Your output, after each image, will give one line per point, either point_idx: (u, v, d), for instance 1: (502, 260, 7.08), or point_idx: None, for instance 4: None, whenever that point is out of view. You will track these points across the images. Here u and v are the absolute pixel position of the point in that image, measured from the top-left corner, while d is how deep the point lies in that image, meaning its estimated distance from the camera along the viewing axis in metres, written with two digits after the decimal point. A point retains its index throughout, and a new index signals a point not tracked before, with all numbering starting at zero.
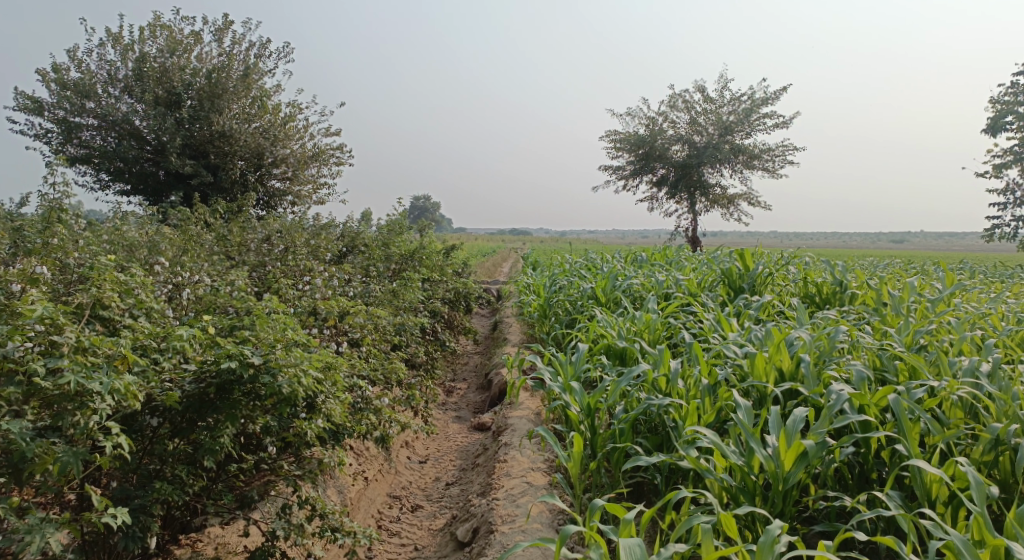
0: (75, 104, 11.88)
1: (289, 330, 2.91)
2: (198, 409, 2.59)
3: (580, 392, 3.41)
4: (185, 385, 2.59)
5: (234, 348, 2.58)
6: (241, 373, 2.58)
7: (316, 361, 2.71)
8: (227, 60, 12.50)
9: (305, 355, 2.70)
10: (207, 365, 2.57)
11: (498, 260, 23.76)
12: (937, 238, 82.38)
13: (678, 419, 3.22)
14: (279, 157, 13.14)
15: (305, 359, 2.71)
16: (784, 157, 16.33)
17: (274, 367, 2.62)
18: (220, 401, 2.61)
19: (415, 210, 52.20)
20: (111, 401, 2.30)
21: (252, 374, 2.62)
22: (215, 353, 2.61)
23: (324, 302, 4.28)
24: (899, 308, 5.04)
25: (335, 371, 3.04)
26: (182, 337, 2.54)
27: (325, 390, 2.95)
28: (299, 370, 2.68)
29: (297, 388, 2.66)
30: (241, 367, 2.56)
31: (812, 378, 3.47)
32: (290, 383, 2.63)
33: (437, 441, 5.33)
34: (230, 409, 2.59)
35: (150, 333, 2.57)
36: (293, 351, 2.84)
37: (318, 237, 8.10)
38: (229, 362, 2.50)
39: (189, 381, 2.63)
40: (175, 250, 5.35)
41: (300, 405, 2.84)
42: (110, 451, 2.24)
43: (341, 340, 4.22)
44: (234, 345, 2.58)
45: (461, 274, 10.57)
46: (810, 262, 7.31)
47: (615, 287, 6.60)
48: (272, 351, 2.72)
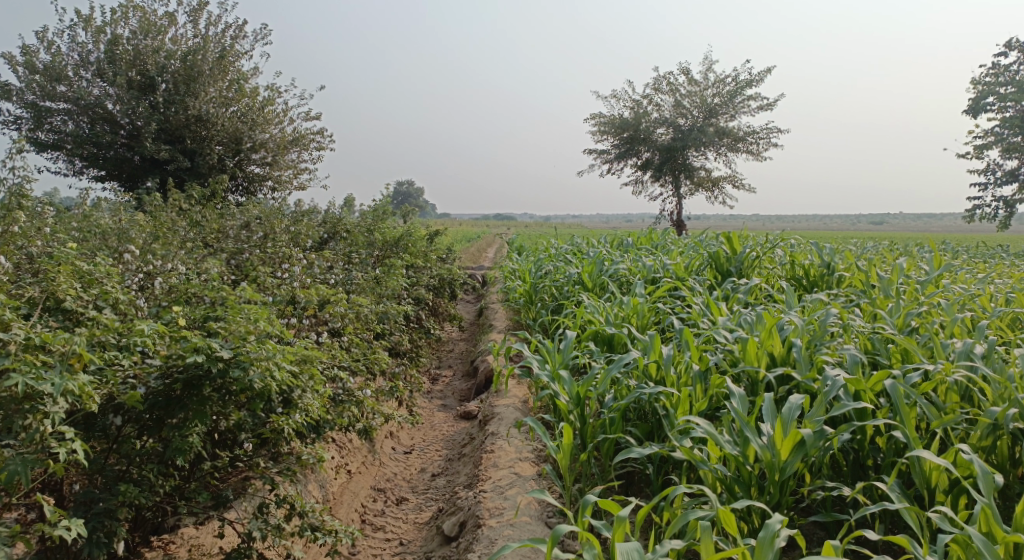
0: (45, 88, 11.55)
1: (262, 321, 2.77)
2: (165, 407, 2.46)
3: (568, 381, 3.32)
4: (150, 381, 2.46)
5: (201, 342, 2.43)
6: (210, 367, 2.44)
7: (290, 354, 2.58)
8: (203, 42, 12.19)
9: (279, 347, 2.56)
10: (173, 360, 2.43)
11: (483, 246, 23.62)
12: (917, 220, 83.21)
13: (669, 407, 3.14)
14: (258, 141, 12.88)
15: (278, 352, 2.58)
16: (769, 139, 16.28)
17: (244, 360, 2.48)
18: (189, 397, 2.47)
19: (398, 196, 51.81)
20: (65, 404, 2.13)
21: (221, 369, 2.49)
22: (180, 347, 2.47)
23: (303, 290, 4.15)
24: (889, 290, 4.98)
25: (312, 364, 2.91)
26: (144, 331, 2.40)
27: (302, 385, 2.83)
28: (272, 363, 2.55)
29: (270, 383, 2.53)
30: (209, 361, 2.42)
31: (805, 363, 3.40)
32: (263, 377, 2.50)
33: (422, 431, 5.24)
34: (198, 406, 2.45)
35: (108, 328, 2.42)
36: (266, 342, 2.71)
37: (298, 223, 7.93)
38: (195, 357, 2.36)
39: (156, 377, 2.49)
40: (148, 237, 5.18)
41: (276, 400, 2.71)
42: (64, 457, 2.08)
43: (320, 329, 4.09)
44: (202, 339, 2.44)
45: (445, 260, 10.44)
46: (798, 245, 7.26)
47: (602, 272, 6.51)
48: (243, 344, 2.59)
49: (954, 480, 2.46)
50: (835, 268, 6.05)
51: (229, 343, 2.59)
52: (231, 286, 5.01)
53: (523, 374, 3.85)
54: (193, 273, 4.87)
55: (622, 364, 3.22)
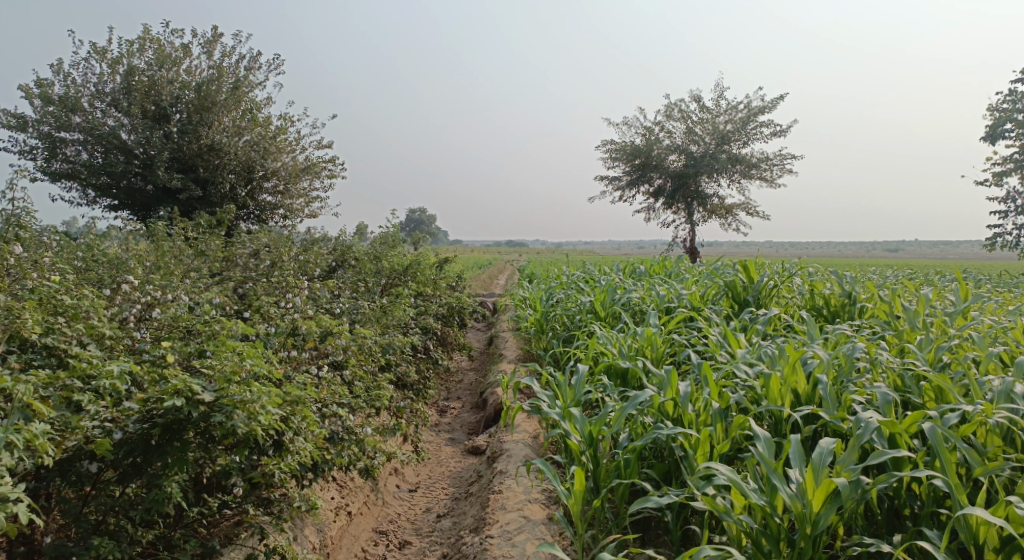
0: (60, 118, 11.63)
1: (250, 360, 2.63)
2: (143, 454, 2.35)
3: (581, 420, 3.15)
4: (127, 425, 2.36)
5: (182, 384, 2.32)
6: (190, 411, 2.33)
7: (278, 396, 2.46)
8: (216, 72, 12.29)
9: (266, 389, 2.44)
10: (150, 404, 2.32)
11: (495, 273, 23.48)
12: (933, 246, 82.43)
13: (689, 449, 2.97)
14: (270, 170, 12.89)
15: (265, 394, 2.46)
16: (783, 166, 16.12)
17: (227, 404, 2.37)
18: (167, 443, 2.36)
19: (411, 223, 51.93)
20: (16, 457, 2.01)
21: (202, 413, 2.36)
22: (159, 390, 2.34)
23: (305, 322, 4.02)
24: (914, 321, 4.78)
25: (304, 405, 2.76)
26: (113, 373, 2.31)
27: (295, 427, 2.69)
28: (259, 406, 2.42)
29: (255, 429, 2.39)
30: (189, 405, 2.31)
31: (832, 402, 3.21)
32: (247, 421, 2.37)
33: (429, 467, 5.05)
34: (177, 452, 2.33)
35: (77, 370, 2.32)
36: (254, 383, 2.58)
37: (307, 252, 7.83)
38: (174, 400, 2.25)
39: (134, 421, 2.39)
40: (152, 268, 5.09)
41: (265, 442, 2.57)
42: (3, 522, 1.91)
43: (321, 363, 3.95)
44: (182, 381, 2.33)
45: (456, 288, 10.30)
46: (817, 273, 7.07)
47: (615, 301, 6.34)
48: (228, 385, 2.47)
49: (1005, 536, 2.27)
50: (857, 298, 5.84)
51: (214, 383, 2.47)
52: (233, 317, 4.90)
53: (533, 410, 3.68)
54: (195, 304, 4.77)
55: (639, 403, 3.05)
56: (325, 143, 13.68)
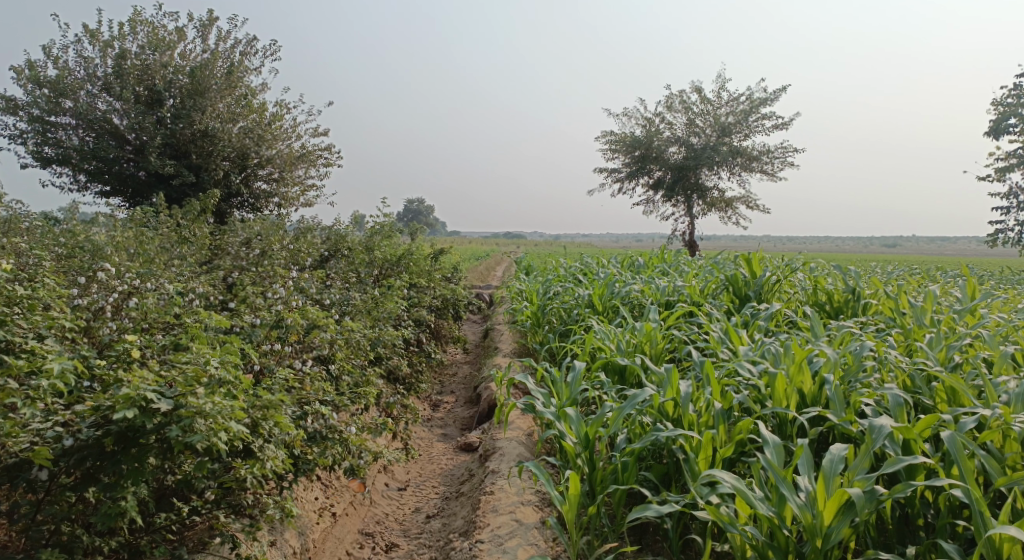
0: (50, 102, 11.40)
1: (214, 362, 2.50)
2: (97, 463, 2.26)
3: (577, 421, 3.00)
4: (79, 432, 2.25)
5: (135, 393, 2.21)
6: (144, 422, 2.21)
7: (241, 407, 2.34)
8: (211, 57, 12.06)
9: (226, 400, 2.32)
10: (103, 411, 2.22)
11: (491, 265, 23.28)
12: (931, 242, 82.38)
13: (690, 451, 2.82)
14: (265, 157, 12.69)
15: (225, 406, 2.34)
16: (784, 159, 15.94)
17: (185, 415, 2.25)
18: (122, 451, 2.26)
19: (409, 213, 51.63)
20: None
21: (158, 423, 2.26)
22: (111, 398, 2.22)
23: (291, 313, 3.86)
24: (922, 319, 4.63)
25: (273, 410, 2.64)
26: (53, 371, 2.22)
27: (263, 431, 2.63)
28: (219, 419, 2.31)
29: (216, 442, 2.28)
30: (143, 416, 2.20)
31: (841, 403, 3.07)
32: (205, 435, 2.26)
33: (420, 464, 4.90)
34: (133, 462, 2.24)
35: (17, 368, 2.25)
36: (220, 390, 2.46)
37: (299, 240, 7.65)
38: (125, 411, 2.14)
39: (87, 426, 2.28)
40: (136, 257, 4.93)
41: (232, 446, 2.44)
42: None
43: (307, 357, 3.79)
44: (135, 390, 2.21)
45: (451, 280, 10.13)
46: (820, 267, 6.91)
47: (613, 294, 6.19)
48: (189, 392, 2.32)
49: None
50: (861, 294, 5.69)
51: (174, 389, 2.36)
52: (219, 308, 4.75)
53: (527, 408, 3.52)
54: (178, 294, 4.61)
55: (640, 403, 2.90)
56: (321, 131, 13.47)
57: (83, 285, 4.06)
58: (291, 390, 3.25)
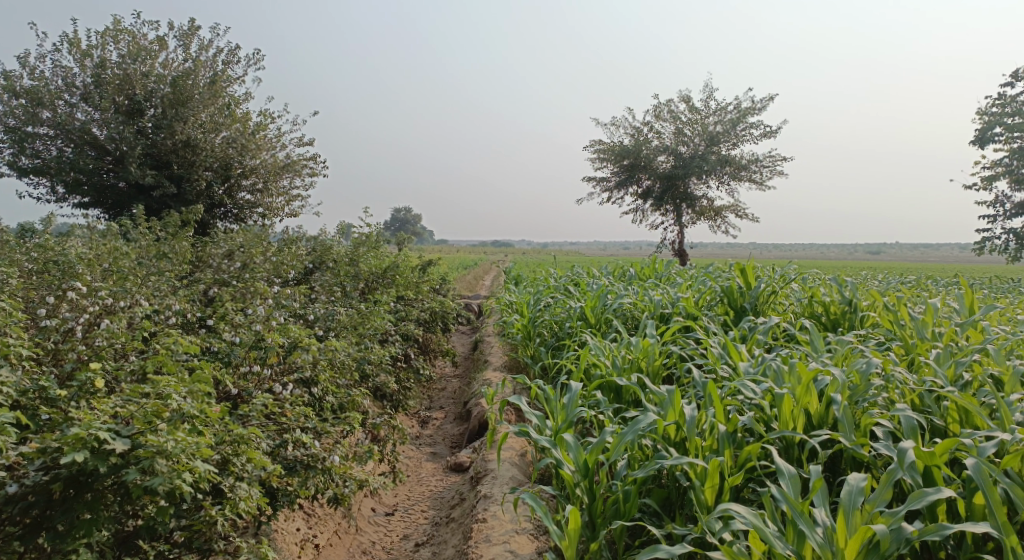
0: (27, 112, 11.13)
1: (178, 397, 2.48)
2: (48, 509, 2.21)
3: (574, 447, 2.85)
4: (28, 475, 2.21)
5: (86, 434, 2.18)
6: (98, 464, 2.18)
7: (205, 444, 2.29)
8: (193, 66, 11.86)
9: (191, 439, 2.27)
10: (51, 455, 2.18)
11: (480, 275, 23.07)
12: (914, 249, 83.13)
13: (696, 479, 2.68)
14: (249, 167, 12.46)
15: (190, 444, 2.30)
16: (774, 168, 15.90)
17: (144, 456, 2.22)
18: (75, 497, 2.23)
19: (396, 222, 51.30)
20: None
21: (113, 466, 2.23)
22: (60, 440, 2.18)
23: (271, 332, 3.70)
24: (923, 332, 4.52)
25: (245, 442, 2.63)
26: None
27: (235, 464, 2.61)
28: (182, 459, 2.27)
29: (178, 485, 2.25)
30: (95, 458, 2.17)
31: (850, 425, 2.93)
32: (168, 478, 2.22)
33: (408, 486, 4.71)
34: (87, 510, 2.21)
35: None
36: (185, 426, 2.42)
37: (283, 253, 7.46)
38: (77, 454, 2.09)
39: (37, 469, 2.25)
40: (111, 274, 4.74)
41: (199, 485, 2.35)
42: None
43: (288, 380, 3.62)
44: (87, 430, 2.18)
45: (439, 291, 9.94)
46: (816, 277, 6.79)
47: (606, 307, 6.04)
48: (148, 431, 2.31)
49: None
50: (859, 305, 5.58)
51: (132, 427, 2.32)
52: (197, 327, 4.58)
53: (521, 431, 3.36)
54: (154, 313, 4.44)
55: (643, 429, 2.75)
56: (306, 141, 13.27)
57: (52, 304, 3.86)
58: (270, 417, 3.09)
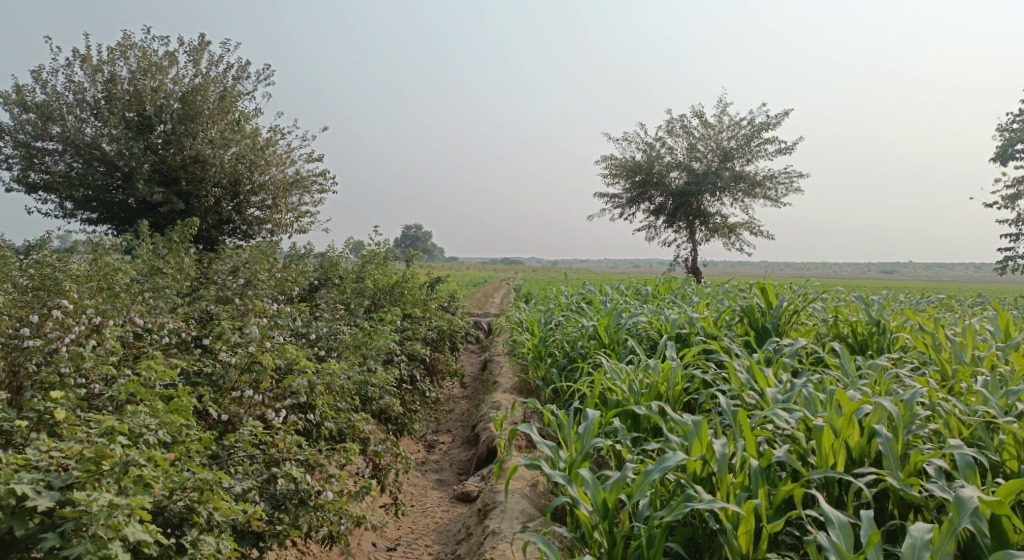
0: (37, 127, 11.04)
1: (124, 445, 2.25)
2: None
3: (592, 485, 2.60)
4: None
5: (7, 489, 2.05)
6: (17, 526, 2.06)
7: (138, 500, 2.08)
8: (204, 82, 11.79)
9: (124, 499, 2.05)
10: None
11: (489, 292, 22.84)
12: (928, 268, 82.21)
13: (728, 521, 2.46)
14: (258, 183, 12.33)
15: (124, 504, 2.08)
16: (790, 184, 15.60)
17: (71, 516, 2.06)
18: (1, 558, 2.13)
19: (407, 239, 51.19)
20: None
21: (38, 528, 2.12)
22: None
23: (267, 354, 3.49)
24: (962, 357, 4.24)
25: (209, 488, 2.39)
26: None
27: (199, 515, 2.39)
28: (113, 520, 2.06)
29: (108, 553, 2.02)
30: (12, 518, 2.04)
31: (896, 461, 2.68)
32: (95, 545, 2.01)
33: (412, 517, 4.44)
34: None
35: None
36: (128, 478, 2.20)
37: (289, 269, 7.25)
38: None
39: None
40: (106, 292, 4.55)
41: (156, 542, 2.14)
42: None
43: (282, 407, 3.40)
44: (7, 485, 2.05)
45: (448, 309, 9.71)
46: (842, 296, 6.49)
47: (620, 326, 5.78)
48: (84, 486, 2.14)
49: None
50: (888, 327, 5.30)
51: (68, 477, 2.17)
52: (192, 347, 4.36)
53: (533, 465, 3.11)
54: (148, 333, 4.23)
55: (670, 468, 2.52)
56: (315, 157, 13.14)
57: (36, 323, 3.64)
58: (259, 449, 2.86)
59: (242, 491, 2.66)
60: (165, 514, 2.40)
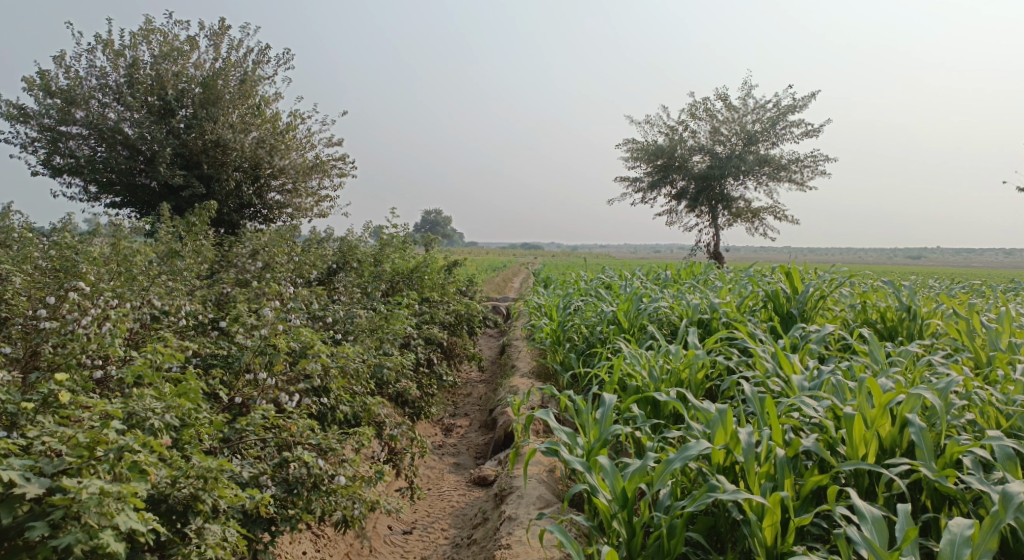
0: (61, 112, 11.10)
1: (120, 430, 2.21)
2: None
3: (611, 473, 2.53)
4: None
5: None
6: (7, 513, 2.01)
7: (130, 488, 2.05)
8: (224, 65, 11.79)
9: (115, 486, 2.01)
10: None
11: (508, 277, 22.76)
12: (956, 254, 80.63)
13: (753, 513, 2.38)
14: (278, 167, 12.33)
15: (117, 490, 2.04)
16: (815, 167, 15.29)
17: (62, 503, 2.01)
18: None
19: (427, 225, 51.19)
20: None
21: (31, 515, 2.07)
22: None
23: (281, 337, 3.45)
24: (998, 344, 4.09)
25: (211, 477, 2.36)
26: None
27: (202, 505, 2.35)
28: (106, 509, 2.02)
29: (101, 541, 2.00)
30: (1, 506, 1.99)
31: (930, 452, 2.58)
32: (87, 532, 1.99)
33: (428, 501, 4.41)
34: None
35: None
36: (123, 464, 2.17)
37: (307, 253, 7.23)
38: None
39: None
40: (125, 274, 4.55)
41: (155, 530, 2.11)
42: None
43: (296, 390, 3.37)
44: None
45: (466, 293, 9.65)
46: (869, 280, 6.32)
47: (640, 311, 5.68)
48: (78, 472, 2.10)
49: None
50: (919, 313, 5.14)
51: (60, 463, 2.12)
52: (209, 329, 4.33)
53: (551, 453, 3.04)
54: (165, 315, 4.21)
55: (692, 457, 2.45)
56: (335, 141, 13.10)
57: (52, 304, 3.61)
58: (271, 432, 2.83)
59: (252, 476, 2.62)
60: (167, 502, 2.37)
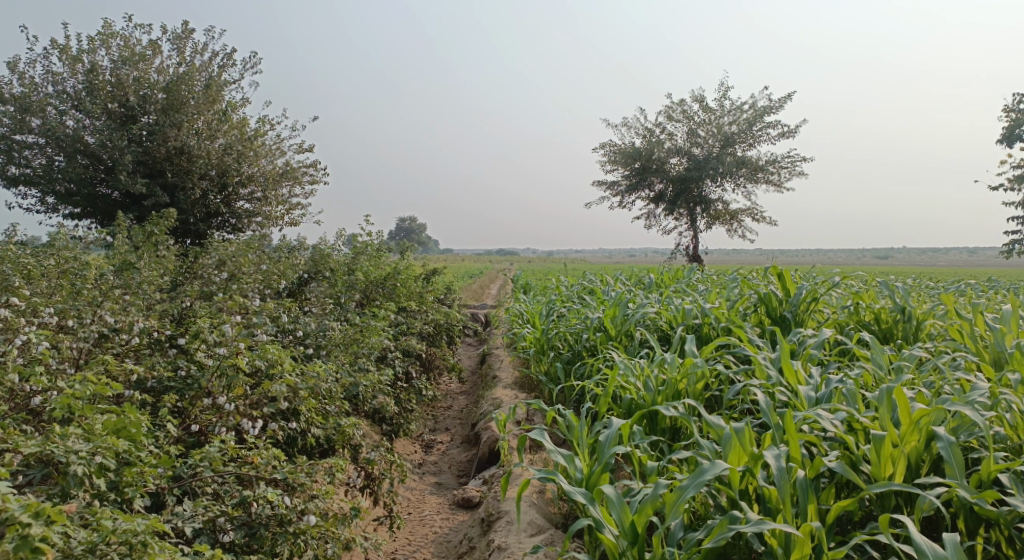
0: (15, 120, 10.59)
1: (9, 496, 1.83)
2: None
3: (617, 505, 2.32)
4: None
5: None
6: None
7: None
8: (188, 70, 11.34)
9: None
10: None
11: (485, 284, 22.39)
12: (924, 253, 82.08)
13: (779, 547, 2.20)
14: (246, 174, 11.90)
15: None
16: (793, 168, 15.24)
17: None
18: None
19: (402, 232, 50.64)
20: None
21: None
22: None
23: (244, 357, 3.13)
24: (1004, 345, 3.92)
25: (139, 544, 2.00)
26: None
27: None
28: None
29: None
30: None
31: (961, 469, 2.39)
32: None
33: (409, 527, 4.10)
34: None
35: None
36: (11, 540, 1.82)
37: (276, 263, 6.86)
38: None
39: None
40: (74, 290, 4.17)
41: None
42: None
43: (257, 417, 3.04)
44: None
45: (444, 302, 9.34)
46: (860, 281, 6.15)
47: (627, 317, 5.45)
48: None
49: None
50: (916, 314, 4.96)
51: None
52: (167, 347, 3.99)
53: (548, 478, 2.80)
54: (118, 335, 3.86)
55: (707, 484, 2.24)
56: (305, 147, 12.72)
57: None
58: (230, 467, 2.51)
59: (207, 521, 2.30)
60: None
